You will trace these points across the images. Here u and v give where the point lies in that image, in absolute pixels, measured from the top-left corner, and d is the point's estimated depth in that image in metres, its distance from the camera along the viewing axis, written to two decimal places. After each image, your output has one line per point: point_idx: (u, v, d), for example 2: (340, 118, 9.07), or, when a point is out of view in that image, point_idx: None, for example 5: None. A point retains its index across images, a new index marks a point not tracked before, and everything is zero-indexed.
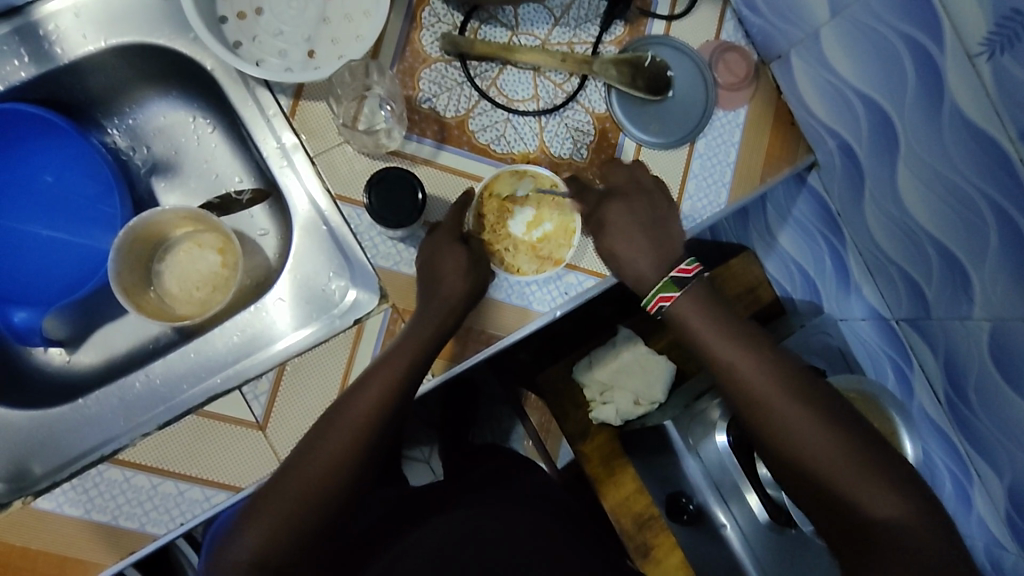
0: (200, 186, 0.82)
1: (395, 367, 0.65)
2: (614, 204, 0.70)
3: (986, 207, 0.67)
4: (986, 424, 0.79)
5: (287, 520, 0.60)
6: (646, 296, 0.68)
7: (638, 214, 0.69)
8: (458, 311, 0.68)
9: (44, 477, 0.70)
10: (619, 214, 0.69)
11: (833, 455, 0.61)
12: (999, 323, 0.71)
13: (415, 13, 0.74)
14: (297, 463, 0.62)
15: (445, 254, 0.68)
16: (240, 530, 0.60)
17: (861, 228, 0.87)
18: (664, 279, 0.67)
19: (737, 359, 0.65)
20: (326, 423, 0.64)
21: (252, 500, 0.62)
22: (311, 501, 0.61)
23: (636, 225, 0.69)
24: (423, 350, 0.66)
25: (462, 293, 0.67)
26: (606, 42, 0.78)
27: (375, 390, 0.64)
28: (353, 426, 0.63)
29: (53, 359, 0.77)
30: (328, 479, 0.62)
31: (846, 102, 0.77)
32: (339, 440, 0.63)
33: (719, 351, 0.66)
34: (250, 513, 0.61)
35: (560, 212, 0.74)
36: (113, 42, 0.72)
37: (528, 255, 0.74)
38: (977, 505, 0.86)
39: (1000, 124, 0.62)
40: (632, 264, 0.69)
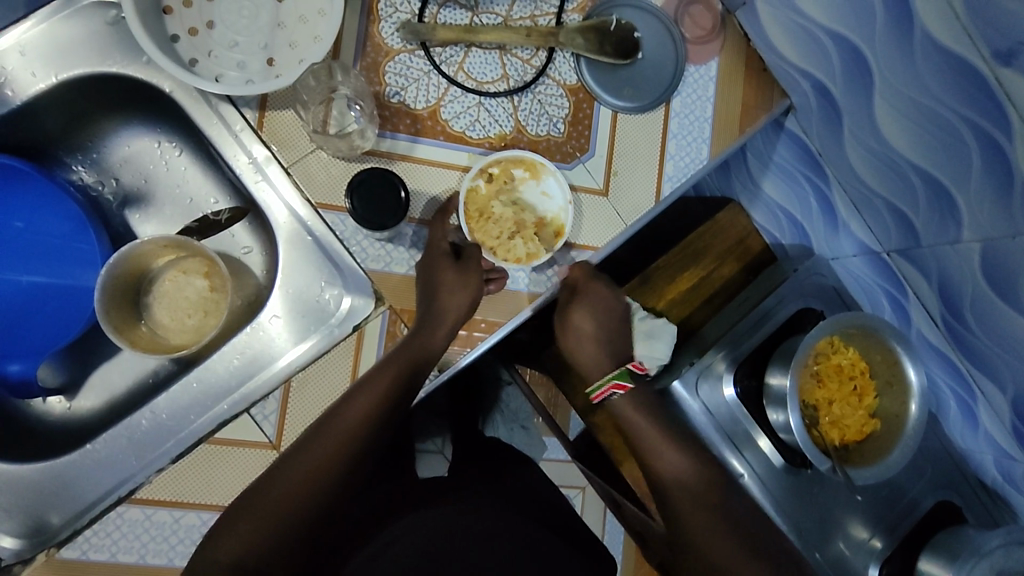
0: (176, 212, 0.80)
1: (390, 371, 0.65)
2: (597, 287, 0.75)
3: (967, 129, 0.67)
4: (987, 343, 0.80)
5: (264, 522, 0.58)
6: (599, 383, 0.75)
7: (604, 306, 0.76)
8: (451, 319, 0.67)
9: (63, 527, 0.69)
10: (598, 302, 0.76)
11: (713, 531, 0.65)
12: (990, 243, 0.72)
13: (371, 5, 0.72)
14: (286, 464, 0.62)
15: (436, 265, 0.68)
16: (222, 536, 0.58)
17: (843, 164, 0.87)
18: (620, 371, 0.75)
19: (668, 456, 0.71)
20: (316, 429, 0.63)
21: (234, 506, 0.60)
22: (289, 505, 0.59)
23: (602, 314, 0.77)
24: (415, 357, 0.66)
25: (456, 304, 0.67)
26: (569, 11, 0.77)
27: (369, 393, 0.64)
28: (348, 425, 0.63)
29: (53, 408, 0.76)
30: (318, 478, 0.61)
31: (816, 41, 0.76)
32: (327, 445, 0.62)
33: (651, 444, 0.72)
34: (231, 519, 0.59)
35: (527, 180, 0.73)
36: (64, 76, 0.69)
37: (544, 226, 0.73)
38: (982, 420, 0.89)
39: (973, 46, 0.62)
40: (582, 342, 0.77)
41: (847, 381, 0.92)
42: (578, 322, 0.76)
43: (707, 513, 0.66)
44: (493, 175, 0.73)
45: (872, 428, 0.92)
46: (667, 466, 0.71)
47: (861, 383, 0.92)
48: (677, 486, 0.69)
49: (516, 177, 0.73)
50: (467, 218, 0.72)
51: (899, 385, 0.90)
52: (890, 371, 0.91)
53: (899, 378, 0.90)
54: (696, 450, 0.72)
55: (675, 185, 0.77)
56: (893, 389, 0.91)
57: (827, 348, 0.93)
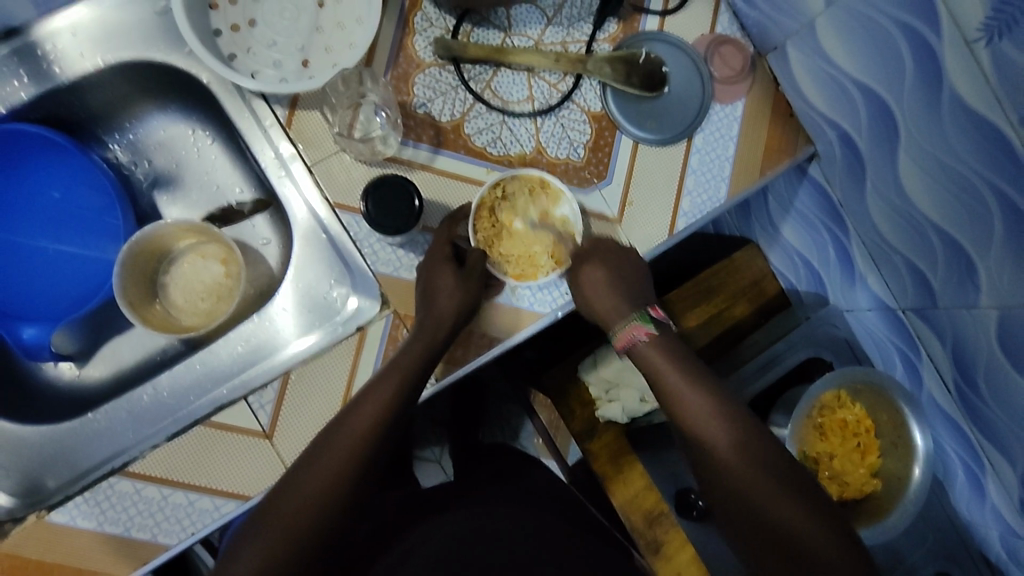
0: (201, 198, 0.83)
1: (388, 386, 0.65)
2: (607, 240, 0.74)
3: (989, 194, 0.67)
4: (998, 414, 0.78)
5: (288, 534, 0.60)
6: (620, 328, 0.72)
7: (617, 261, 0.72)
8: (449, 328, 0.68)
9: (57, 490, 0.71)
10: (609, 256, 0.72)
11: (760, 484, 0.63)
12: (1007, 311, 0.70)
13: (408, 18, 0.75)
14: (298, 477, 0.62)
15: (439, 273, 0.69)
16: (242, 547, 0.60)
17: (864, 218, 0.86)
18: (641, 313, 0.72)
19: (698, 405, 0.67)
20: (323, 441, 0.63)
21: (254, 515, 0.62)
22: (309, 514, 0.61)
23: (616, 266, 0.72)
24: (416, 366, 0.66)
25: (454, 313, 0.68)
26: (599, 40, 0.78)
27: (375, 403, 0.64)
28: (350, 443, 0.63)
29: (64, 373, 0.78)
30: (330, 493, 0.61)
31: (844, 92, 0.76)
32: (338, 455, 0.63)
33: (673, 385, 0.68)
34: (252, 530, 0.61)
35: (544, 198, 0.73)
36: (111, 59, 0.73)
37: (546, 247, 0.74)
38: (990, 493, 0.85)
39: (1001, 110, 0.61)
40: (599, 293, 0.71)
41: (851, 438, 0.90)
42: (586, 275, 0.71)
43: (782, 488, 0.63)
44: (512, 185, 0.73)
45: (873, 488, 0.89)
46: (690, 405, 0.68)
47: (865, 441, 0.90)
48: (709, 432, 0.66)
49: (535, 193, 0.73)
50: (477, 221, 0.72)
51: (904, 447, 0.87)
52: (896, 433, 0.88)
53: (904, 440, 0.87)
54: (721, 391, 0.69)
55: (690, 220, 0.77)
56: (898, 451, 0.88)
57: (833, 402, 0.90)
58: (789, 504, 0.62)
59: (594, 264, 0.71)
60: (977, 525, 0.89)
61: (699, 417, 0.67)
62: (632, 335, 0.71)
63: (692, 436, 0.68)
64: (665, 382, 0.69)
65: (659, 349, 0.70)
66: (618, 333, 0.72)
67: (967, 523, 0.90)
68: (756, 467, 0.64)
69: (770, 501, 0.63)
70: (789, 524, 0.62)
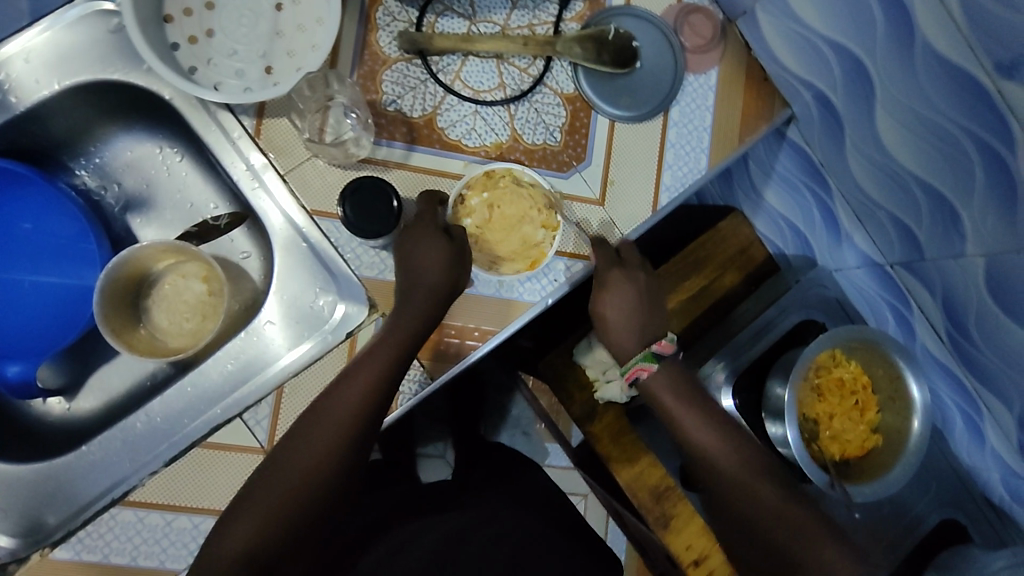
0: (176, 217, 0.81)
1: (378, 362, 0.64)
2: (621, 274, 0.73)
3: (969, 142, 0.66)
4: (991, 359, 0.78)
5: (274, 514, 0.60)
6: (627, 365, 0.75)
7: (632, 294, 0.74)
8: (441, 290, 0.66)
9: (58, 527, 0.69)
10: (624, 287, 0.73)
11: (770, 516, 0.68)
12: (994, 257, 0.70)
13: (369, 14, 0.73)
14: (284, 459, 0.62)
15: (420, 238, 0.67)
16: (222, 532, 0.60)
17: (846, 175, 0.85)
18: (644, 352, 0.74)
19: (706, 439, 0.72)
20: (308, 422, 0.63)
21: (240, 495, 0.62)
22: (296, 493, 0.61)
23: (632, 295, 0.74)
24: (407, 339, 0.65)
25: (440, 286, 0.66)
26: (566, 20, 0.77)
27: (365, 378, 0.64)
28: (342, 420, 0.63)
29: (53, 408, 0.77)
30: (313, 477, 0.62)
31: (817, 51, 0.75)
32: (327, 434, 0.62)
33: (683, 423, 0.73)
34: (236, 508, 0.61)
35: (510, 179, 0.72)
36: (67, 82, 0.70)
37: (528, 224, 0.72)
38: (989, 437, 0.86)
39: (975, 58, 0.61)
40: (618, 329, 0.75)
41: (848, 396, 0.90)
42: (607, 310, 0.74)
43: (791, 512, 0.68)
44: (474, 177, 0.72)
45: (874, 443, 0.90)
46: (701, 444, 0.72)
47: (863, 398, 0.90)
48: (721, 473, 0.71)
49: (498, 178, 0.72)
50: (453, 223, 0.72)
51: (902, 401, 0.87)
52: (892, 387, 0.89)
53: (902, 393, 0.87)
54: (733, 431, 0.73)
55: (673, 194, 0.76)
56: (896, 404, 0.89)
57: (829, 361, 0.90)
58: (799, 529, 0.67)
59: (613, 295, 0.74)
60: (978, 469, 0.90)
61: (707, 448, 0.72)
62: (637, 375, 0.74)
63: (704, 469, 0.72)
64: (675, 418, 0.73)
65: (668, 385, 0.73)
66: (626, 369, 0.75)
67: (969, 467, 0.92)
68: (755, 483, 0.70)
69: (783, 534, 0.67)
70: (778, 543, 0.68)
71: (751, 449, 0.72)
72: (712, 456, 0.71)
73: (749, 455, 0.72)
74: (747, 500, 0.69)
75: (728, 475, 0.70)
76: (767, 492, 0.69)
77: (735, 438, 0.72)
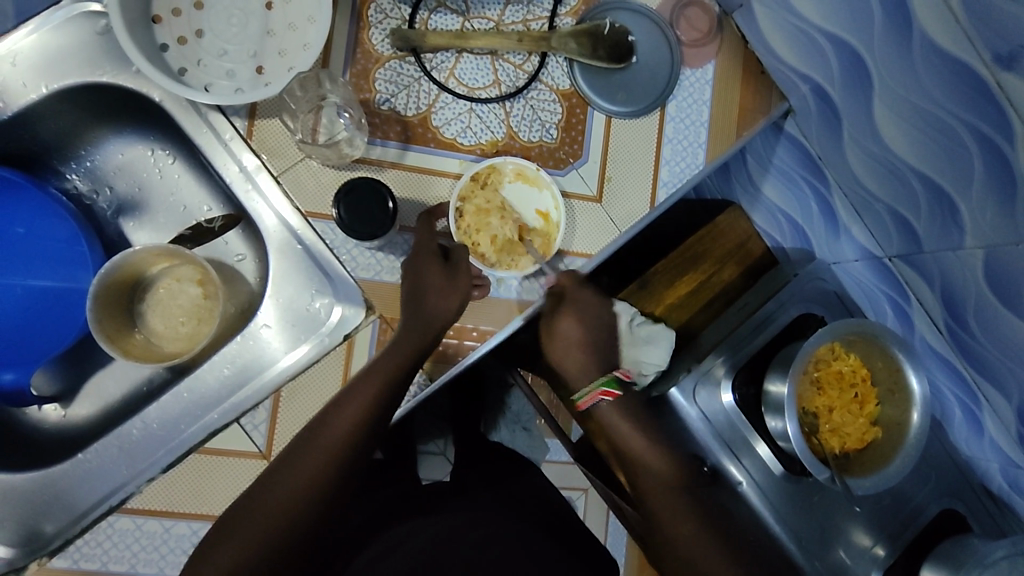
0: (169, 220, 0.80)
1: (373, 385, 0.64)
2: (583, 294, 0.77)
3: (968, 134, 0.66)
4: (990, 351, 0.78)
5: (260, 535, 0.60)
6: (587, 390, 0.86)
7: (589, 314, 0.83)
8: (440, 325, 0.66)
9: (55, 535, 0.69)
10: (584, 308, 0.78)
11: (683, 526, 0.80)
12: (992, 249, 0.70)
13: (361, 12, 0.72)
14: (278, 477, 0.62)
15: (425, 269, 0.66)
16: (210, 552, 0.60)
17: (843, 169, 0.85)
18: (608, 378, 0.86)
19: (642, 447, 0.86)
20: (304, 439, 0.63)
21: (228, 516, 0.61)
22: (282, 514, 0.61)
23: (588, 312, 0.82)
24: (406, 361, 0.65)
25: (447, 314, 0.66)
26: (561, 15, 0.76)
27: (359, 400, 0.64)
28: (333, 440, 0.63)
29: (49, 415, 0.76)
30: (307, 494, 0.62)
31: (814, 43, 0.75)
32: (318, 456, 0.62)
33: (628, 440, 0.86)
34: (225, 530, 0.60)
35: (513, 180, 0.72)
36: (55, 86, 0.69)
37: (533, 225, 0.73)
38: (988, 428, 0.86)
39: (973, 50, 0.60)
40: (569, 349, 0.86)
41: (848, 388, 0.90)
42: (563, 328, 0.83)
43: (700, 524, 0.80)
44: (477, 178, 0.72)
45: (874, 436, 0.90)
46: (641, 456, 0.86)
47: (862, 390, 0.90)
48: (644, 476, 0.85)
49: (501, 178, 0.72)
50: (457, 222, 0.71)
51: (901, 392, 0.87)
52: (892, 379, 0.89)
53: (900, 385, 0.87)
54: (668, 447, 0.87)
55: (671, 190, 0.76)
56: (895, 397, 0.89)
57: (827, 354, 0.91)
58: (705, 541, 0.78)
59: (569, 321, 0.82)
60: (977, 459, 0.91)
61: (641, 454, 0.86)
62: (598, 399, 0.86)
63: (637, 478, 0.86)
64: (621, 436, 0.86)
65: (618, 411, 0.87)
66: (585, 395, 0.86)
67: (968, 457, 0.93)
68: (668, 491, 0.83)
69: (688, 542, 0.78)
70: (680, 547, 0.79)
71: (686, 476, 0.85)
72: (645, 462, 0.85)
73: (676, 462, 0.86)
74: (662, 504, 0.83)
75: (656, 476, 0.84)
76: (677, 499, 0.82)
77: (670, 452, 0.86)
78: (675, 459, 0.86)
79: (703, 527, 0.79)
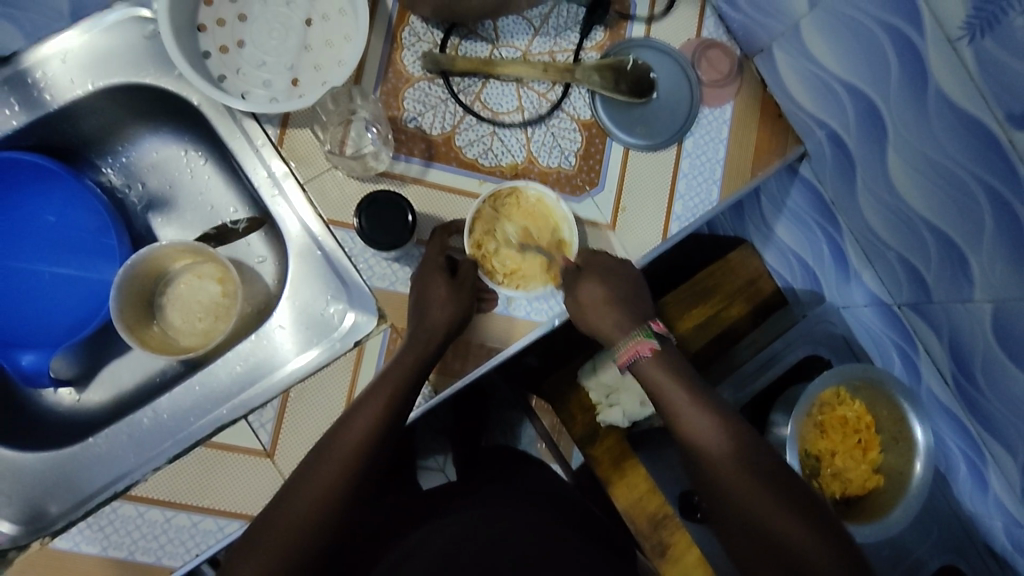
0: (196, 218, 0.83)
1: (380, 399, 0.65)
2: (603, 258, 0.72)
3: (979, 189, 0.67)
4: (997, 405, 0.78)
5: (284, 546, 0.61)
6: (624, 345, 0.71)
7: (617, 280, 0.71)
8: (440, 338, 0.68)
9: (59, 517, 0.71)
10: (607, 275, 0.71)
11: (768, 507, 0.64)
12: (1001, 304, 0.71)
13: (396, 34, 0.75)
14: (292, 492, 0.62)
15: (433, 284, 0.69)
16: (237, 560, 0.61)
17: (856, 215, 0.86)
18: (645, 330, 0.71)
19: (701, 422, 0.67)
20: (315, 457, 0.63)
21: (248, 532, 0.61)
22: (304, 525, 0.61)
23: (615, 283, 0.71)
24: (408, 376, 0.66)
25: (446, 323, 0.68)
26: (587, 49, 0.79)
27: (367, 414, 0.64)
28: (345, 453, 0.63)
29: (63, 399, 0.78)
30: (324, 505, 0.62)
31: (831, 91, 0.77)
32: (333, 468, 0.62)
33: (681, 408, 0.68)
34: (247, 544, 0.61)
35: (533, 204, 0.74)
36: (101, 84, 0.73)
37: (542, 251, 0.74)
38: (993, 485, 0.85)
39: (987, 107, 0.62)
40: (601, 312, 0.71)
41: (852, 434, 0.89)
42: (586, 292, 0.70)
43: (774, 492, 0.64)
44: (499, 197, 0.74)
45: (876, 483, 0.89)
46: (700, 432, 0.67)
47: (866, 437, 0.89)
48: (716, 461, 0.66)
49: (521, 201, 0.74)
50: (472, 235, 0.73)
51: (905, 442, 0.87)
52: (896, 428, 0.88)
53: (905, 435, 0.87)
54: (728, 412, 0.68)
55: (684, 224, 0.77)
56: (899, 446, 0.88)
57: (833, 399, 0.90)
58: (786, 518, 0.63)
59: (592, 279, 0.71)
60: (980, 516, 0.89)
61: (698, 430, 0.67)
62: (636, 355, 0.70)
63: (703, 458, 0.67)
64: (672, 404, 0.68)
65: (664, 370, 0.69)
66: (622, 350, 0.71)
67: (971, 514, 0.90)
68: (751, 481, 0.65)
69: (765, 514, 0.63)
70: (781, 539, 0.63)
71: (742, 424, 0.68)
72: (710, 445, 0.66)
73: (738, 432, 0.67)
74: (734, 489, 0.65)
75: (723, 464, 0.65)
76: (752, 476, 0.65)
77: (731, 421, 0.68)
78: (743, 436, 0.67)
79: (802, 517, 0.64)
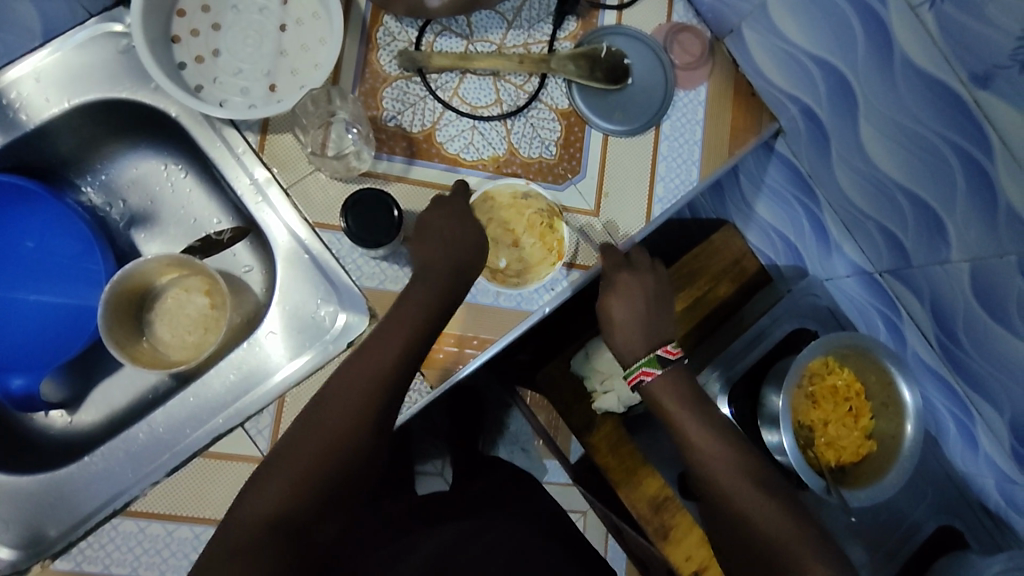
0: (179, 232, 0.83)
1: (401, 328, 0.66)
2: (624, 274, 0.76)
3: (950, 151, 0.69)
4: (982, 364, 0.80)
5: (306, 477, 0.60)
6: (631, 367, 0.76)
7: (637, 298, 0.76)
8: (454, 267, 0.69)
9: (59, 539, 0.70)
10: (626, 293, 0.76)
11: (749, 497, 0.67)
12: (979, 262, 0.72)
13: (370, 34, 0.75)
14: (314, 423, 0.62)
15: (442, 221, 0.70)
16: (257, 490, 0.59)
17: (833, 187, 0.88)
18: (650, 356, 0.75)
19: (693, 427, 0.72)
20: (338, 385, 0.64)
21: (270, 460, 0.61)
22: (326, 458, 0.61)
23: (633, 302, 0.76)
24: (427, 302, 0.67)
25: (458, 252, 0.69)
26: (561, 39, 0.80)
27: (389, 345, 0.65)
28: (365, 383, 0.64)
29: (55, 421, 0.78)
30: (347, 437, 0.62)
31: (800, 65, 0.78)
32: (354, 401, 0.63)
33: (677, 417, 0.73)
34: (266, 473, 0.60)
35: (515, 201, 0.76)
36: (75, 101, 0.72)
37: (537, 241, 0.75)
38: (983, 444, 0.87)
39: (951, 69, 0.63)
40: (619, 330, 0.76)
41: (842, 402, 0.91)
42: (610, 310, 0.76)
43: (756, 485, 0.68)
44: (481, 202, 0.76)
45: (869, 449, 0.91)
46: (692, 433, 0.72)
47: (856, 404, 0.91)
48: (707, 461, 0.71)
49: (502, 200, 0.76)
50: None
51: (894, 406, 0.89)
52: (885, 393, 0.90)
53: (894, 399, 0.89)
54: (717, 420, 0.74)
55: (666, 206, 0.78)
56: (889, 411, 0.90)
57: (822, 369, 0.91)
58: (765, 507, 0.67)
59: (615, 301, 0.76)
60: (973, 476, 0.91)
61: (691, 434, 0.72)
62: (641, 379, 0.75)
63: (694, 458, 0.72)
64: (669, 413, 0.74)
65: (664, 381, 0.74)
66: (631, 371, 0.76)
67: (963, 474, 0.92)
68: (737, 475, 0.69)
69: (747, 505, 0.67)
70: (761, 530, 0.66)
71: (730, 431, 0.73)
72: (701, 446, 0.71)
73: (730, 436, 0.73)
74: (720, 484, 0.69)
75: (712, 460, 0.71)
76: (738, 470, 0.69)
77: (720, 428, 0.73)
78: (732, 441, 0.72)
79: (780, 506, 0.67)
